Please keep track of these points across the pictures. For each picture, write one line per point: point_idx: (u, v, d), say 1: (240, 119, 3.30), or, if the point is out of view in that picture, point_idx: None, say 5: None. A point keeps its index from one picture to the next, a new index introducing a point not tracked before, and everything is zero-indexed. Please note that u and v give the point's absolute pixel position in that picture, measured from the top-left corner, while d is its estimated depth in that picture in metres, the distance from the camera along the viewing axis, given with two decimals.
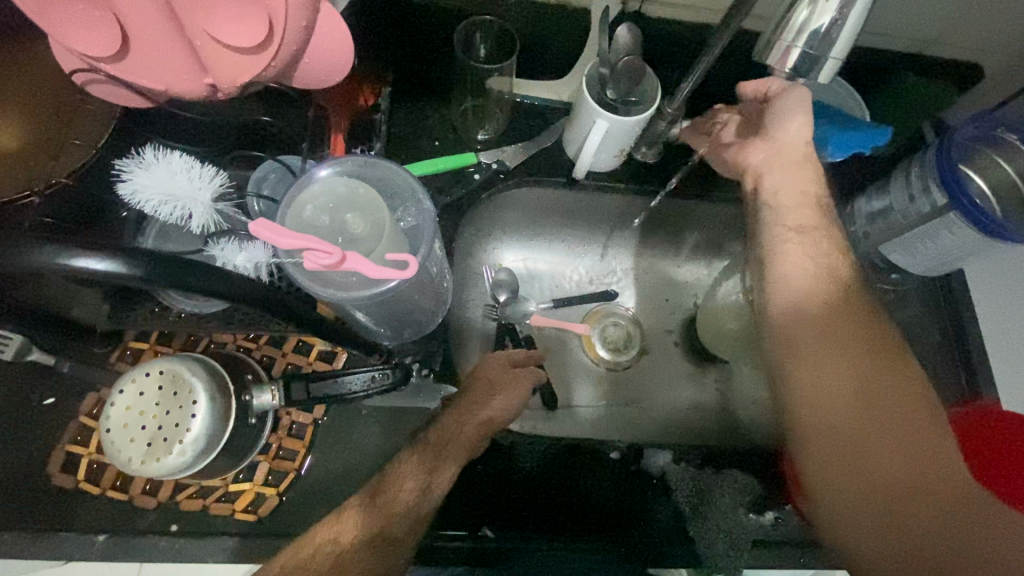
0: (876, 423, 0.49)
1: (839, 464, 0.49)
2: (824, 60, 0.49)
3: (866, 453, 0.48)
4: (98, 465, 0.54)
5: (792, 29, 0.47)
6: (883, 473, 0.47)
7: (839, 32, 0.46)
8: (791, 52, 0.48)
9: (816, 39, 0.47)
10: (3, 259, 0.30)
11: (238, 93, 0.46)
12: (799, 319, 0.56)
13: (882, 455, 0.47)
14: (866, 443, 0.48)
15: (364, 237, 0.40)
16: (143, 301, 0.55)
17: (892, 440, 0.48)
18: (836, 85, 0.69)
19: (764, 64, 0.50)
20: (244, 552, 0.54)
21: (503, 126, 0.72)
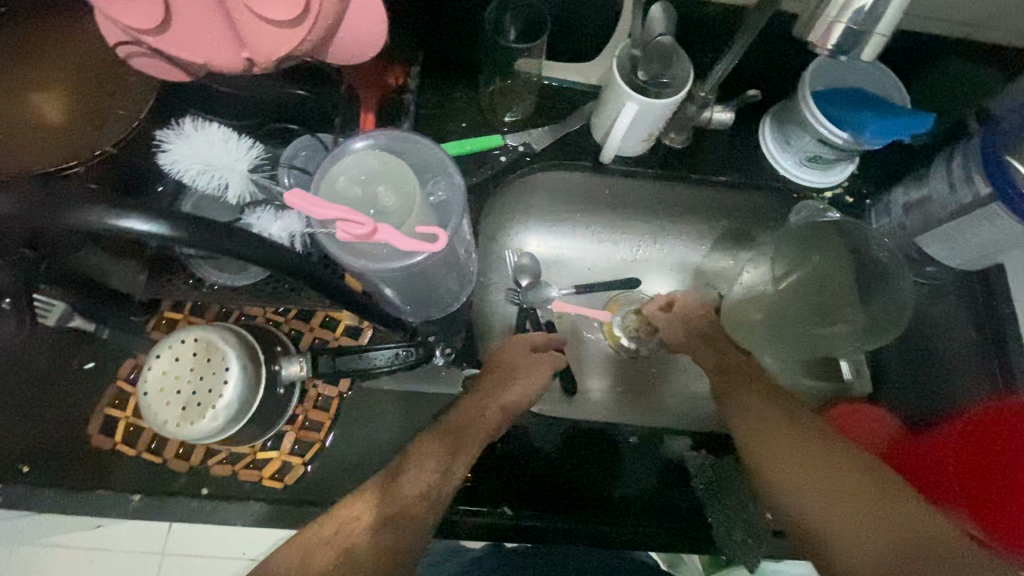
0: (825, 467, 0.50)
1: (793, 478, 0.51)
2: (869, 38, 0.48)
3: (805, 462, 0.51)
4: (135, 427, 0.56)
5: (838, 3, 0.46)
6: (858, 520, 0.45)
7: (887, 6, 0.45)
8: (835, 27, 0.47)
9: (861, 14, 0.46)
10: (58, 219, 0.31)
11: (274, 69, 0.47)
12: (727, 378, 0.64)
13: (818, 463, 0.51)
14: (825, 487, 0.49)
15: (395, 211, 0.40)
16: (180, 273, 0.57)
17: (825, 452, 0.51)
18: (877, 70, 0.66)
19: (805, 42, 0.50)
20: (272, 516, 0.56)
21: (531, 108, 0.71)
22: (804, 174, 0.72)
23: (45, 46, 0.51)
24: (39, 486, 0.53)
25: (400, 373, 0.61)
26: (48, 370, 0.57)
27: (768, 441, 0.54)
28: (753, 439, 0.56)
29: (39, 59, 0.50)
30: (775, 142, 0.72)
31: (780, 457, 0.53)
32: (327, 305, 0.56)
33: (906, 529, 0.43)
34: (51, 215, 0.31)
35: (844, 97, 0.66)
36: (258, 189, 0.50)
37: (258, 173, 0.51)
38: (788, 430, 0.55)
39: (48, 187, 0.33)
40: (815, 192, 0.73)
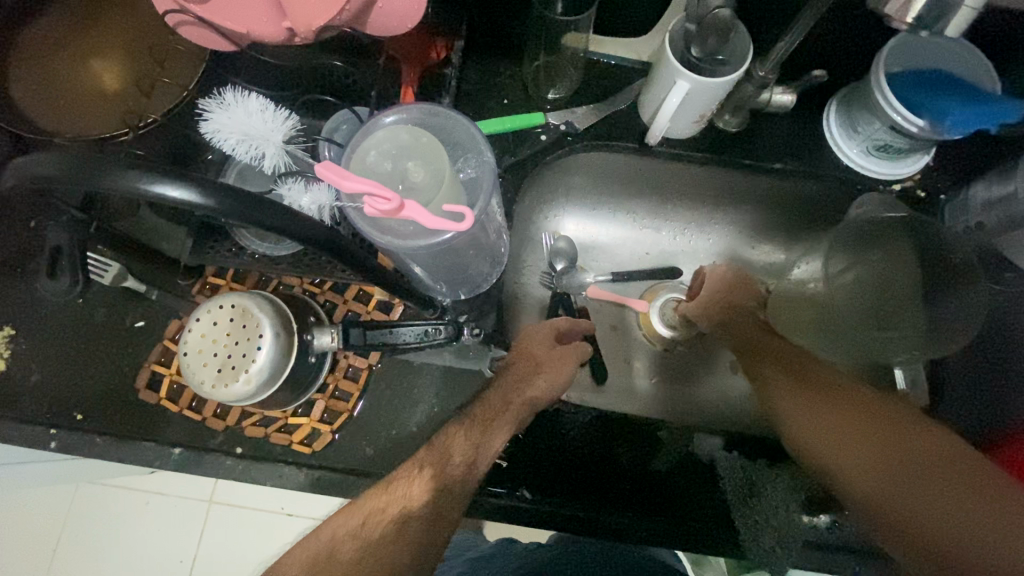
0: (873, 458, 0.52)
1: (862, 463, 0.53)
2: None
3: (866, 444, 0.53)
4: (178, 385, 0.59)
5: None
6: (939, 498, 0.47)
7: None
8: None
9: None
10: (94, 183, 0.32)
11: (315, 40, 0.47)
12: (756, 355, 0.66)
13: (880, 441, 0.53)
14: (885, 478, 0.51)
15: (424, 186, 0.39)
16: (224, 239, 0.59)
17: (881, 431, 0.53)
18: (963, 50, 0.59)
19: None
20: (301, 480, 0.58)
21: (576, 85, 0.69)
22: (871, 164, 0.66)
23: (104, 13, 0.53)
24: (92, 433, 0.57)
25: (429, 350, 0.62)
26: (105, 327, 0.60)
27: (820, 427, 0.57)
28: (804, 427, 0.58)
29: (97, 26, 0.52)
30: (841, 129, 0.66)
31: (839, 444, 0.55)
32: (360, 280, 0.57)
33: (925, 455, 0.50)
34: (89, 177, 0.32)
35: (923, 81, 0.59)
36: (292, 161, 0.50)
37: (295, 145, 0.51)
38: (835, 413, 0.57)
39: (87, 149, 0.33)
40: (882, 184, 0.67)
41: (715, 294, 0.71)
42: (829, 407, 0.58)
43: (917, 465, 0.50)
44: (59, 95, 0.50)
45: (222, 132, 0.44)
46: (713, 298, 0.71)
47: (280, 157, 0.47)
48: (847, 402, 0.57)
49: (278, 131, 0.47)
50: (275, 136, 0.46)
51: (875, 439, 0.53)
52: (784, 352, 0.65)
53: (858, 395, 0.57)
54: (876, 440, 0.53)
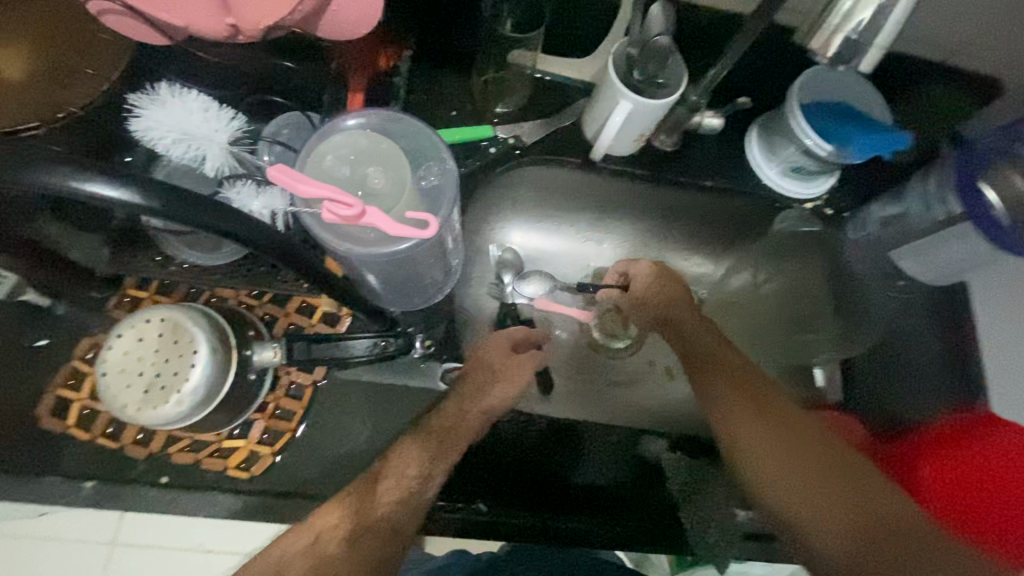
0: (798, 461, 0.52)
1: (792, 475, 0.51)
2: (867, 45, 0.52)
3: (795, 455, 0.52)
4: (91, 411, 0.52)
5: (837, 13, 0.51)
6: (862, 509, 0.47)
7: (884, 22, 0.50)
8: (834, 38, 0.52)
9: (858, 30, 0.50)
10: (6, 180, 0.28)
11: (261, 39, 0.44)
12: (699, 360, 0.63)
13: (806, 455, 0.52)
14: (807, 486, 0.50)
15: (384, 194, 0.38)
16: (149, 248, 0.55)
17: (807, 445, 0.53)
18: (862, 89, 0.68)
19: (808, 48, 0.54)
20: (237, 509, 0.53)
21: (524, 102, 0.71)
22: (787, 184, 0.72)
23: None
24: None
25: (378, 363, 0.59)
26: None
27: (749, 435, 0.55)
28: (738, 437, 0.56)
29: None
30: (761, 151, 0.73)
31: (764, 454, 0.54)
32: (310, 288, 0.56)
33: (849, 468, 0.50)
34: (1, 173, 0.28)
35: (832, 112, 0.67)
36: (239, 162, 0.49)
37: (240, 146, 0.49)
38: (768, 423, 0.55)
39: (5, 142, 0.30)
40: (797, 203, 0.73)
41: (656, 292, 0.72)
42: (757, 415, 0.56)
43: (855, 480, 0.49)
44: None
45: (159, 130, 0.44)
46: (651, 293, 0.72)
47: (223, 158, 0.47)
48: (779, 413, 0.56)
49: (221, 132, 0.47)
50: (218, 138, 0.46)
51: (807, 453, 0.52)
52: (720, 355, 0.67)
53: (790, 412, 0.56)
54: (799, 444, 0.53)
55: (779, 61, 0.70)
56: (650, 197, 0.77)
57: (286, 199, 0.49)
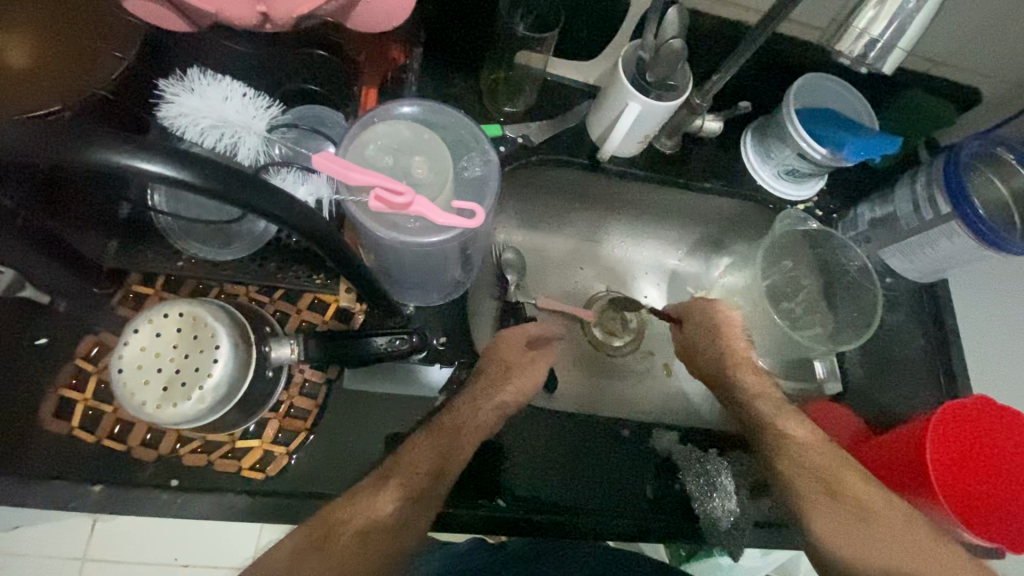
0: (833, 490, 0.58)
1: (828, 505, 0.58)
2: (889, 50, 0.47)
3: (830, 486, 0.58)
4: (96, 412, 0.50)
5: (867, 14, 0.46)
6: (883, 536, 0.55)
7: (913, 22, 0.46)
8: (862, 38, 0.47)
9: (873, 48, 0.47)
10: (74, 157, 0.30)
11: (287, 28, 0.44)
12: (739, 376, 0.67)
13: (839, 486, 0.58)
14: (840, 511, 0.57)
15: (427, 183, 0.40)
16: (156, 243, 0.53)
17: (844, 474, 0.59)
18: (852, 97, 0.72)
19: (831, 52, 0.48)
20: (252, 511, 0.52)
21: (532, 102, 0.71)
22: (781, 185, 0.76)
23: None
24: None
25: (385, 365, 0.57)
26: None
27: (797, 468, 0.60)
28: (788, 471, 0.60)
29: None
30: (757, 154, 0.75)
31: (807, 485, 0.59)
32: (333, 275, 0.56)
33: (875, 497, 0.57)
34: (70, 151, 0.29)
35: (826, 116, 0.70)
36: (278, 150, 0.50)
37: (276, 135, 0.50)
38: (810, 456, 0.60)
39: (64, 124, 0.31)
40: (789, 204, 0.76)
41: (713, 337, 0.70)
42: (799, 448, 0.61)
43: (892, 528, 0.55)
44: None
45: (195, 115, 0.44)
46: (704, 342, 0.70)
47: (258, 144, 0.47)
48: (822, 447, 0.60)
49: (257, 118, 0.47)
50: (255, 124, 0.46)
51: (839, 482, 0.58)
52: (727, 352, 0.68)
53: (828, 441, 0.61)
54: (837, 474, 0.59)
55: (776, 68, 0.73)
56: (650, 197, 0.79)
57: (332, 186, 0.49)
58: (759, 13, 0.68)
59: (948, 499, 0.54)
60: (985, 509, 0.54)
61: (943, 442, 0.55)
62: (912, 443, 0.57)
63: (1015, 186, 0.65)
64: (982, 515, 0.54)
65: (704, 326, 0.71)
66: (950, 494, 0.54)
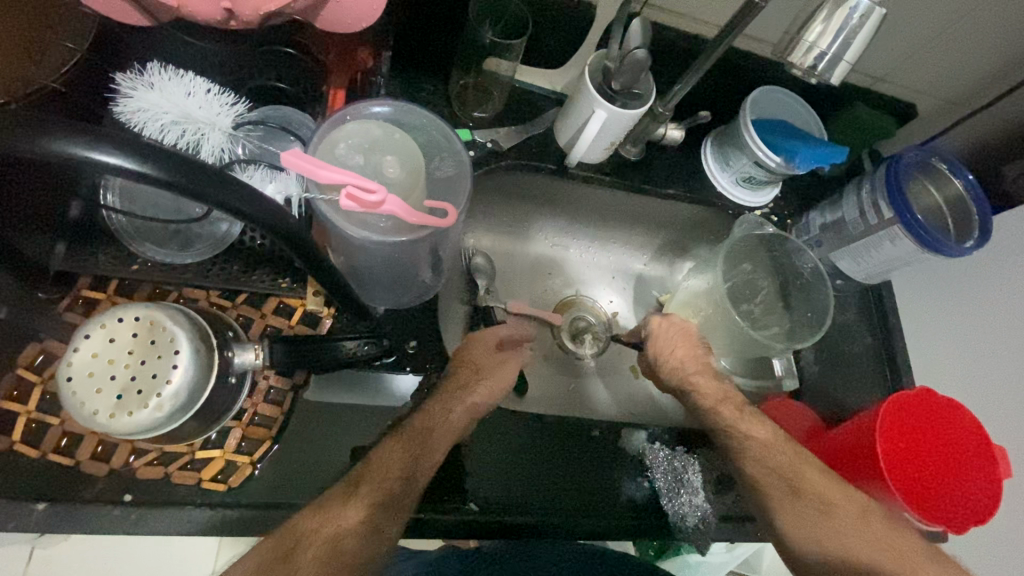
0: (793, 496, 0.60)
1: (792, 511, 0.60)
2: (838, 63, 0.50)
3: (792, 495, 0.60)
4: (40, 424, 0.47)
5: (816, 28, 0.49)
6: (844, 534, 0.59)
7: (859, 36, 0.49)
8: (812, 50, 0.50)
9: (823, 60, 0.50)
10: (24, 150, 0.28)
11: (253, 25, 0.43)
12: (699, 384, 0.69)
13: (799, 494, 0.60)
14: (801, 515, 0.60)
15: (400, 182, 0.41)
16: (107, 245, 0.51)
17: (807, 480, 0.61)
18: (803, 109, 0.76)
19: (785, 63, 0.51)
20: (213, 524, 0.50)
21: (500, 108, 0.72)
22: (738, 192, 0.79)
23: None
24: None
25: (352, 374, 0.57)
26: None
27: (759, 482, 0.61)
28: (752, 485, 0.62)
29: None
30: (715, 162, 0.79)
31: (770, 495, 0.61)
32: (300, 277, 0.55)
33: (832, 497, 0.60)
34: (21, 143, 0.28)
35: (779, 126, 0.74)
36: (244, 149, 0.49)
37: (239, 134, 0.49)
38: (772, 470, 0.61)
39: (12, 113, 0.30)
40: (747, 210, 0.80)
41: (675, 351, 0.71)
42: (763, 459, 0.62)
43: (850, 525, 0.59)
44: None
45: (155, 110, 0.43)
46: (665, 352, 0.71)
47: (223, 141, 0.47)
48: (783, 458, 0.62)
49: (222, 115, 0.46)
50: (220, 121, 0.46)
51: (801, 489, 0.61)
52: (692, 353, 0.70)
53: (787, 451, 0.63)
54: (796, 480, 0.61)
55: (732, 81, 0.77)
56: (617, 202, 0.81)
57: (301, 184, 0.49)
58: (717, 28, 0.71)
59: (898, 486, 0.57)
60: (930, 493, 0.58)
61: (890, 434, 0.58)
62: (861, 435, 0.60)
63: (948, 193, 0.71)
64: (928, 498, 0.58)
65: (664, 337, 0.71)
66: (899, 483, 0.58)
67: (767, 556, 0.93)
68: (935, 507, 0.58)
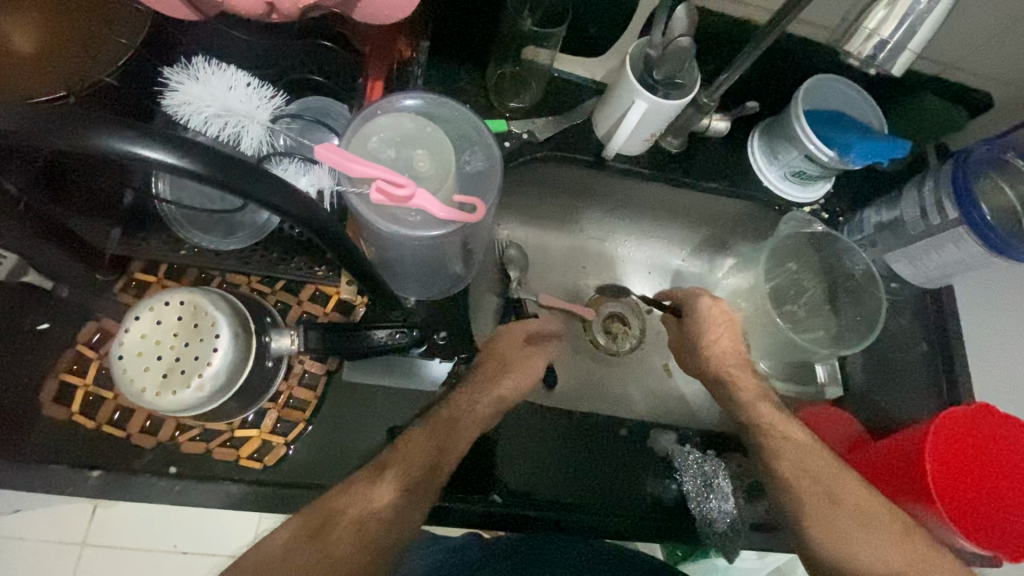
0: (822, 494, 0.59)
1: (817, 509, 0.58)
2: (900, 51, 0.46)
3: (818, 492, 0.59)
4: (95, 398, 0.51)
5: (877, 15, 0.45)
6: (875, 537, 0.56)
7: (925, 24, 0.45)
8: (871, 39, 0.46)
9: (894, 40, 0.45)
10: (72, 144, 0.30)
11: (294, 17, 0.44)
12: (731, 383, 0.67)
13: (824, 490, 0.59)
14: (832, 518, 0.58)
15: (430, 176, 0.41)
16: (158, 230, 0.53)
17: (836, 479, 0.59)
18: (862, 98, 0.71)
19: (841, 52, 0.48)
20: (250, 500, 0.52)
21: (538, 98, 0.71)
22: (786, 187, 0.75)
23: None
24: None
25: (384, 360, 0.58)
26: None
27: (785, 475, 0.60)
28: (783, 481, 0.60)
29: None
30: (762, 155, 0.75)
31: (795, 491, 0.59)
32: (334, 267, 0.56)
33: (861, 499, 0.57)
34: (69, 137, 0.29)
35: (831, 117, 0.70)
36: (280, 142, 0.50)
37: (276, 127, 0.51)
38: (799, 464, 0.60)
39: (64, 107, 0.31)
40: (795, 207, 0.76)
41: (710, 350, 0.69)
42: (792, 455, 0.61)
43: (882, 528, 0.56)
44: None
45: (197, 104, 0.45)
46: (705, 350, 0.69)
47: (262, 135, 0.48)
48: (813, 455, 0.61)
49: (261, 109, 0.48)
50: (258, 114, 0.47)
51: (825, 486, 0.59)
52: (729, 355, 0.67)
53: (816, 450, 0.61)
54: (825, 479, 0.59)
55: (784, 69, 0.73)
56: (656, 195, 0.78)
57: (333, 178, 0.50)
58: (769, 14, 0.67)
59: (948, 508, 0.54)
60: (985, 518, 0.54)
61: (943, 452, 0.55)
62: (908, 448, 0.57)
63: None
64: (983, 523, 0.54)
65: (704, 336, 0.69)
66: (948, 503, 0.54)
67: (802, 572, 0.89)
68: (991, 535, 0.54)
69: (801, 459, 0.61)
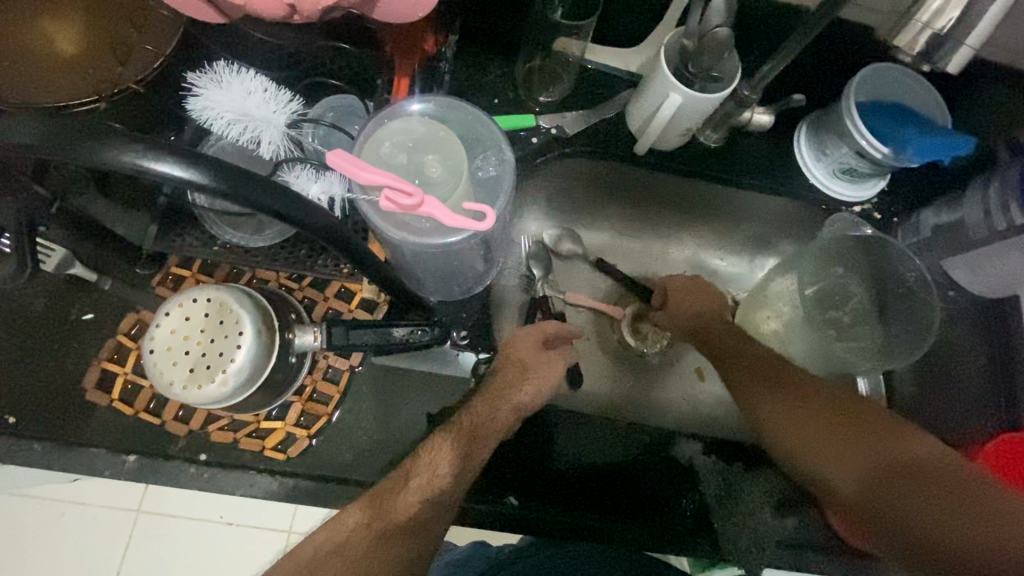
0: (852, 457, 0.53)
1: (845, 459, 0.53)
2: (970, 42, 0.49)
3: (842, 446, 0.53)
4: (133, 386, 0.54)
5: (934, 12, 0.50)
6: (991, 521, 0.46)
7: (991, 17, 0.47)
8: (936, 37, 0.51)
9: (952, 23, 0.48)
10: (86, 159, 0.30)
11: (315, 19, 0.44)
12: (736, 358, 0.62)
13: (847, 443, 0.53)
14: (881, 486, 0.51)
15: (441, 182, 0.41)
16: (191, 228, 0.55)
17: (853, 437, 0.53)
18: (922, 89, 0.65)
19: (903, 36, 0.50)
20: (274, 489, 0.54)
21: (569, 90, 0.68)
22: (835, 185, 0.70)
23: None
24: (29, 439, 0.51)
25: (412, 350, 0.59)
26: (45, 319, 0.55)
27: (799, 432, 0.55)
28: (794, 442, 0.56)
29: None
30: (809, 151, 0.70)
31: (814, 446, 0.54)
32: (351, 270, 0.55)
33: (887, 453, 0.52)
34: (81, 152, 0.30)
35: (883, 111, 0.64)
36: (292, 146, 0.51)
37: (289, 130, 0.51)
38: (810, 418, 0.56)
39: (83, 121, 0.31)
40: (843, 207, 0.71)
41: None
42: (802, 411, 0.56)
43: (923, 474, 0.50)
44: (4, 59, 0.45)
45: (217, 109, 0.46)
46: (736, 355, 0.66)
47: (280, 139, 0.49)
48: (821, 409, 0.56)
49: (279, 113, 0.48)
50: (276, 118, 0.48)
51: (846, 438, 0.54)
52: None
53: (827, 407, 0.56)
54: (844, 434, 0.54)
55: (835, 59, 0.68)
56: (691, 191, 0.74)
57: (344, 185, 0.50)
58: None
59: None
60: None
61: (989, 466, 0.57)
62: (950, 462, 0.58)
63: None
64: None
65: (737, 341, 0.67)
66: None
67: None
68: None
69: (803, 414, 0.56)
